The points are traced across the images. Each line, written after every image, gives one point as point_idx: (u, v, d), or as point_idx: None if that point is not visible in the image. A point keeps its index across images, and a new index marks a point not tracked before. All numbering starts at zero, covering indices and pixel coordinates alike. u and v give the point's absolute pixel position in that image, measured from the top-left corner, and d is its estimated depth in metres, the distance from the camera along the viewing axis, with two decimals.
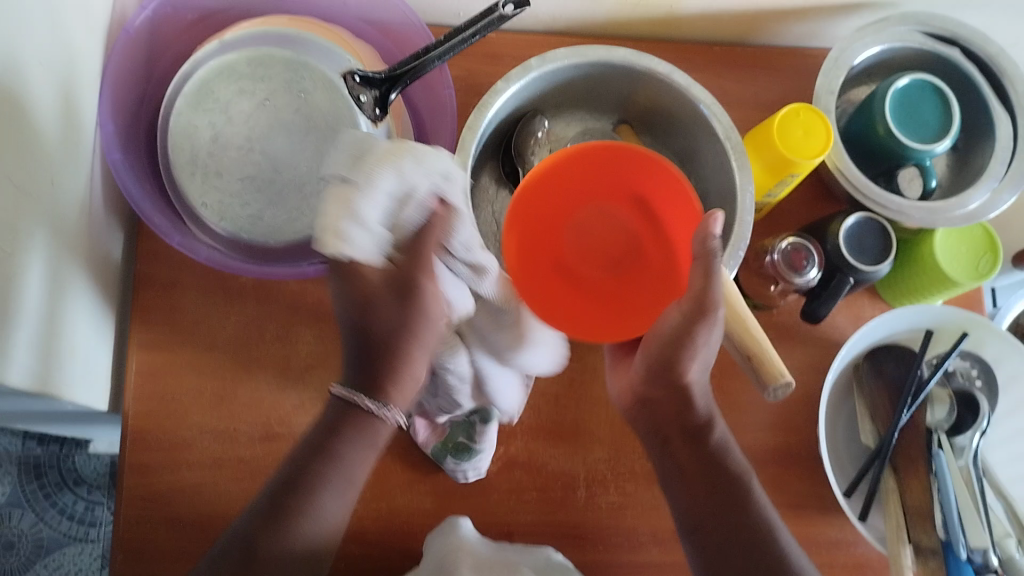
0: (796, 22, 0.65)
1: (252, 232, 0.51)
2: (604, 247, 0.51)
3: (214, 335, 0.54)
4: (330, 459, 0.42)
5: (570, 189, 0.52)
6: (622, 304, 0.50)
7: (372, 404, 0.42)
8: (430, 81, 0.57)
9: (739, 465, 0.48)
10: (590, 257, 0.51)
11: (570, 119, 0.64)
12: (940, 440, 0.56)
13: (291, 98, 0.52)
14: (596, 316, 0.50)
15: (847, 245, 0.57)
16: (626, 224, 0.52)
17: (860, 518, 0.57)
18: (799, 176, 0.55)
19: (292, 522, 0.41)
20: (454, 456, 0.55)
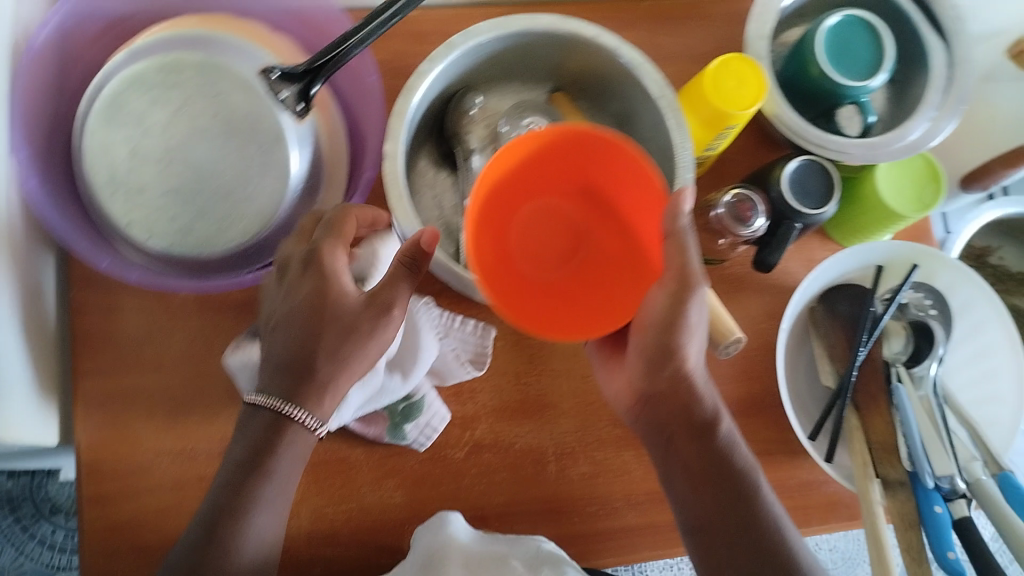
0: None
1: (184, 246, 0.49)
2: (543, 249, 0.50)
3: (161, 357, 0.54)
4: (264, 474, 0.45)
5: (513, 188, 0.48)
6: (583, 295, 0.48)
7: (297, 414, 0.45)
8: (354, 69, 0.55)
9: (744, 464, 0.49)
10: (534, 259, 0.49)
11: (506, 92, 0.63)
12: (898, 372, 0.57)
13: (207, 103, 0.50)
14: (583, 317, 0.46)
15: (790, 189, 0.57)
16: (575, 216, 0.50)
17: (826, 458, 0.57)
18: (737, 127, 0.55)
19: (231, 535, 0.44)
20: (406, 421, 0.55)
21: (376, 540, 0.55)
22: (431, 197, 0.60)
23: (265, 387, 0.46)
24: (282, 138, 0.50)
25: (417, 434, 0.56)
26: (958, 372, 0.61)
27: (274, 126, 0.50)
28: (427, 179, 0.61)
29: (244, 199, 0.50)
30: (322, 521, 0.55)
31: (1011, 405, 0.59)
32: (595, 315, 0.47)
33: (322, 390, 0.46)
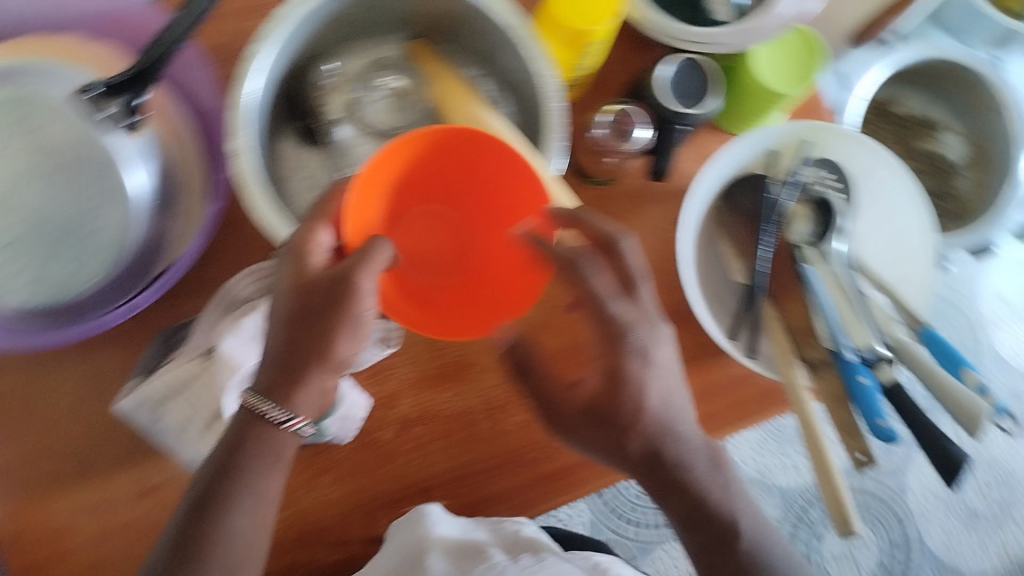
0: None
1: (38, 296, 0.46)
2: (436, 254, 0.54)
3: (52, 409, 0.51)
4: (235, 478, 0.44)
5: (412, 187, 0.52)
6: (472, 292, 0.53)
7: (272, 415, 0.44)
8: (180, 67, 0.51)
9: (680, 446, 0.49)
10: (428, 264, 0.54)
11: (356, 51, 0.58)
12: (806, 252, 0.56)
13: (26, 142, 0.47)
14: (475, 312, 0.51)
15: (666, 93, 0.54)
16: (453, 213, 0.54)
17: (750, 355, 0.55)
18: (598, 44, 0.51)
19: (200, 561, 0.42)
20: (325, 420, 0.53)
21: (324, 540, 0.55)
22: (299, 181, 0.55)
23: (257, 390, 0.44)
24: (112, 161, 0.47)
25: (338, 427, 0.54)
26: (870, 235, 0.59)
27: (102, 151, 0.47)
28: (291, 163, 0.55)
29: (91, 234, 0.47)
30: None
31: (920, 262, 0.58)
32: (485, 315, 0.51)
33: (294, 384, 0.44)
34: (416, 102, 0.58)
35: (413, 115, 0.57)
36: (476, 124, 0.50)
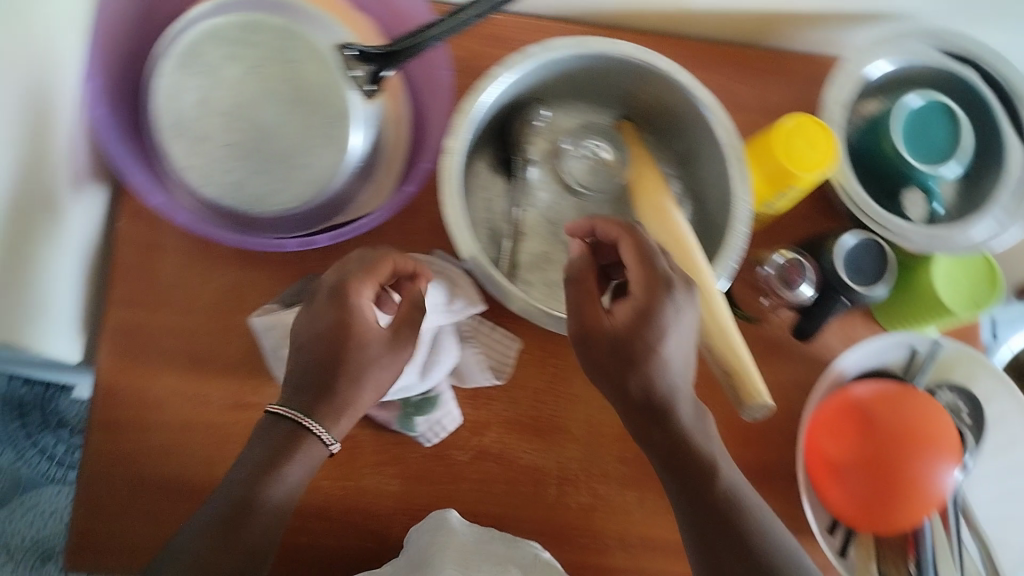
0: (812, 27, 0.60)
1: (235, 199, 0.50)
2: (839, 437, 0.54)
3: (191, 300, 0.55)
4: (274, 477, 0.44)
5: (875, 420, 0.54)
6: (830, 485, 0.54)
7: (316, 428, 0.45)
8: (427, 57, 0.54)
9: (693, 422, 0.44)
10: (836, 440, 0.54)
11: (573, 110, 0.60)
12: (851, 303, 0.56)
13: (280, 68, 0.49)
14: (855, 494, 0.53)
15: (845, 266, 0.55)
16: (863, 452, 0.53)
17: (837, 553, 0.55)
18: (799, 190, 0.52)
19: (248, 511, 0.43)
20: (417, 414, 0.56)
21: (361, 521, 0.57)
22: (483, 202, 0.58)
23: (295, 402, 0.46)
24: (346, 116, 0.50)
25: (426, 429, 0.57)
26: (985, 484, 0.58)
27: (340, 104, 0.50)
28: (480, 181, 0.59)
29: (302, 167, 0.50)
30: (316, 493, 0.56)
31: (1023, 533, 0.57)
32: (859, 504, 0.53)
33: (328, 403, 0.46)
34: (614, 174, 0.60)
35: (607, 183, 0.60)
36: (662, 216, 0.53)
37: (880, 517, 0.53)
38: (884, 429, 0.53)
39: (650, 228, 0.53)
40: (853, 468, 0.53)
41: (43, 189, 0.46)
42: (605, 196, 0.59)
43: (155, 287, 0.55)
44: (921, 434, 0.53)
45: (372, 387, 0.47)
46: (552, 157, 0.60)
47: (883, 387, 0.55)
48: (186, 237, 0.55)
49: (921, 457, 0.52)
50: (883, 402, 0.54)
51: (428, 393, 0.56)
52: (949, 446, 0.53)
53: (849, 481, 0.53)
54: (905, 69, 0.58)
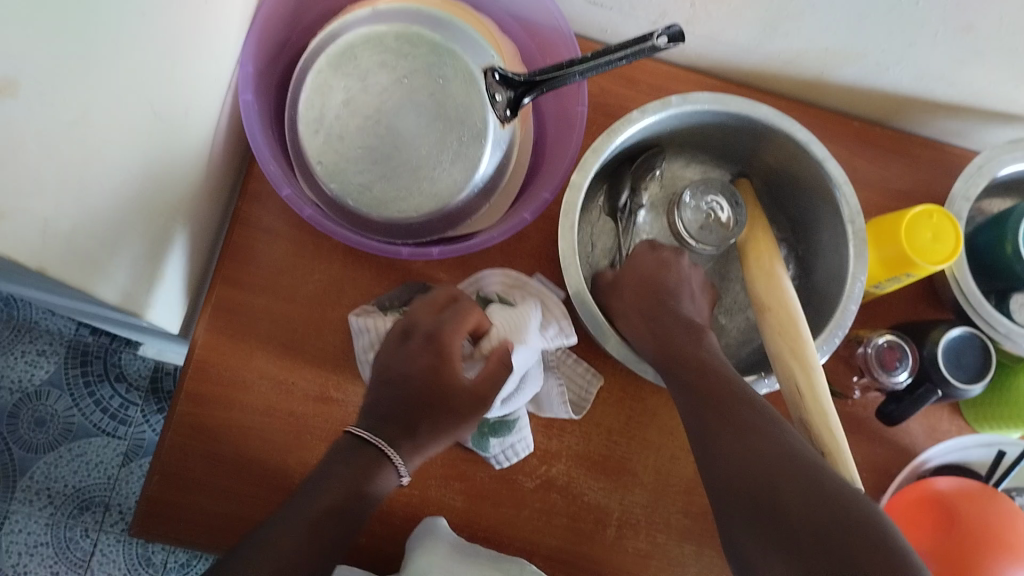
0: (941, 117, 0.62)
1: (359, 200, 0.50)
2: (917, 527, 0.54)
3: (294, 288, 0.55)
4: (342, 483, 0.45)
5: (956, 516, 0.53)
6: None
7: (392, 450, 0.47)
8: (565, 95, 0.54)
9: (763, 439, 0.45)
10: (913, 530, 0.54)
11: (698, 163, 0.63)
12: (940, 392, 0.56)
13: (429, 81, 0.51)
14: None
15: (944, 354, 0.55)
16: (942, 546, 0.53)
17: None
18: (915, 276, 0.53)
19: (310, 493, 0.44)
20: (494, 436, 0.54)
21: None
22: (589, 234, 0.60)
23: (371, 425, 0.48)
24: (481, 137, 0.52)
25: (499, 451, 0.55)
26: None
27: (480, 125, 0.52)
28: (591, 215, 0.60)
29: (429, 178, 0.51)
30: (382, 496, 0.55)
31: None
32: None
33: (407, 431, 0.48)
34: (727, 236, 0.59)
35: (716, 242, 0.59)
36: (771, 280, 0.53)
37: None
38: (965, 525, 0.53)
39: (757, 289, 0.53)
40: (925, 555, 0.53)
41: (188, 161, 0.46)
42: (713, 251, 0.59)
43: (263, 268, 0.55)
44: (1000, 533, 0.52)
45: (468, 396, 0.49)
46: (669, 205, 0.61)
47: (964, 483, 0.55)
48: (299, 229, 0.56)
49: (1001, 560, 0.51)
50: (966, 499, 0.54)
51: (506, 415, 0.54)
52: None
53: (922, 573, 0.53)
54: None
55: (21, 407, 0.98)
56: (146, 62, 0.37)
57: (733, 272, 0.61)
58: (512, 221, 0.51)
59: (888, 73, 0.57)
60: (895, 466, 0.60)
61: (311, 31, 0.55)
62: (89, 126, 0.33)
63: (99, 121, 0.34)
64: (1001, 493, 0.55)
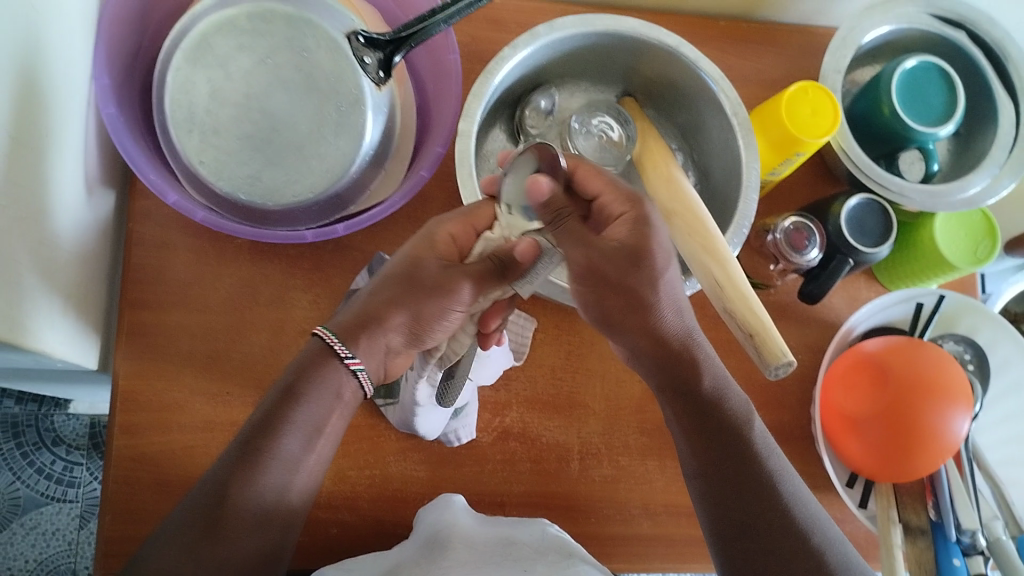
0: (800, 1, 0.64)
1: (251, 192, 0.49)
2: (853, 389, 0.57)
3: (208, 297, 0.54)
4: (289, 416, 0.42)
5: (886, 371, 0.56)
6: (847, 436, 0.57)
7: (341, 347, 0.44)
8: (434, 45, 0.54)
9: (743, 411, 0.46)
10: (850, 392, 0.57)
11: (577, 90, 0.63)
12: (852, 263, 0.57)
13: (292, 56, 0.50)
14: (871, 445, 0.55)
15: (847, 226, 0.56)
16: (878, 404, 0.55)
17: (860, 505, 0.59)
18: (805, 155, 0.54)
19: (254, 467, 0.40)
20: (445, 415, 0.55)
21: (390, 509, 0.55)
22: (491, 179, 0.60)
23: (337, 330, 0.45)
24: (361, 103, 0.51)
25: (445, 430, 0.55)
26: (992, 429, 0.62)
27: (355, 91, 0.51)
28: (490, 162, 0.61)
29: (316, 155, 0.50)
30: (344, 483, 0.55)
31: None
32: (877, 457, 0.55)
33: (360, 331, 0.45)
34: (622, 153, 0.60)
35: (615, 160, 0.59)
36: (672, 184, 0.54)
37: (896, 467, 0.54)
38: (895, 378, 0.55)
39: (659, 194, 0.54)
40: (869, 421, 0.55)
41: (59, 190, 0.45)
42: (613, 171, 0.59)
43: (170, 284, 0.54)
44: (934, 382, 0.54)
45: (681, 333, 0.44)
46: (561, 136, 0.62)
47: (893, 339, 0.57)
48: (200, 237, 0.55)
49: (932, 409, 0.53)
50: (893, 353, 0.56)
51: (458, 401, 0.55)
52: (963, 393, 0.54)
53: (862, 433, 0.56)
54: (896, 33, 0.62)
55: None
56: None
57: None
58: (421, 163, 0.52)
59: None
60: (827, 342, 0.62)
61: (164, 36, 0.53)
62: None
63: None
64: (930, 341, 0.56)
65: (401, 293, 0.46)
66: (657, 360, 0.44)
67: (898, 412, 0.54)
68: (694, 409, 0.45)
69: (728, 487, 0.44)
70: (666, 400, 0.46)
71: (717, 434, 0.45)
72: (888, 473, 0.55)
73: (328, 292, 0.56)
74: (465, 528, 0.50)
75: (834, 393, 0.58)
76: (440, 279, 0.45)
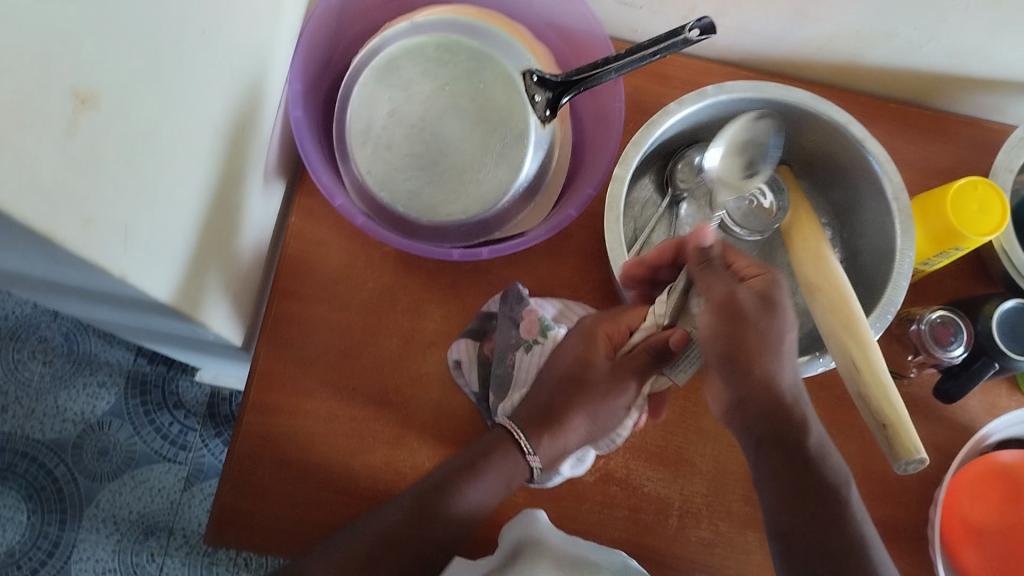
0: (976, 93, 0.62)
1: (409, 207, 0.52)
2: (982, 498, 0.54)
3: (349, 297, 0.57)
4: (475, 471, 0.51)
5: (1020, 487, 0.54)
6: (964, 546, 0.54)
7: (524, 442, 0.52)
8: (601, 91, 0.56)
9: (838, 475, 0.45)
10: (977, 501, 0.54)
11: None
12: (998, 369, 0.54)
13: (469, 88, 0.54)
14: (994, 561, 0.52)
15: (999, 329, 0.54)
16: (1005, 519, 0.53)
17: None
18: (964, 250, 0.53)
19: (448, 494, 0.51)
20: None
21: (485, 530, 0.56)
22: (633, 227, 0.61)
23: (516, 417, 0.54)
24: (524, 137, 0.53)
25: None
26: None
27: (521, 125, 0.54)
28: (635, 210, 0.62)
29: (475, 181, 0.53)
30: None
31: None
32: (997, 575, 0.52)
33: (544, 426, 0.53)
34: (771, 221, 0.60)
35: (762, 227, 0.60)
36: (821, 261, 0.53)
37: None
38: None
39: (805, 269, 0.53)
40: (993, 535, 0.53)
41: (246, 178, 0.49)
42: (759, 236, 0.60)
43: (317, 278, 0.57)
44: None
45: (790, 387, 0.45)
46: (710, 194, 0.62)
47: None
48: (352, 240, 0.58)
49: None
50: None
51: None
52: None
53: (985, 547, 0.53)
54: None
55: (84, 438, 1.01)
56: (205, 75, 0.40)
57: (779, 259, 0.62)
58: (573, 201, 0.54)
59: (920, 54, 0.58)
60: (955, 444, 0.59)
61: (352, 50, 0.57)
62: (156, 138, 0.36)
63: (163, 131, 0.36)
64: None
65: (580, 395, 0.54)
66: (765, 414, 0.45)
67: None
68: (792, 466, 0.45)
69: (830, 557, 0.44)
70: (762, 456, 0.46)
71: (813, 494, 0.45)
72: None
73: (460, 310, 0.58)
74: (552, 550, 0.52)
75: (958, 498, 0.55)
76: (609, 381, 0.53)
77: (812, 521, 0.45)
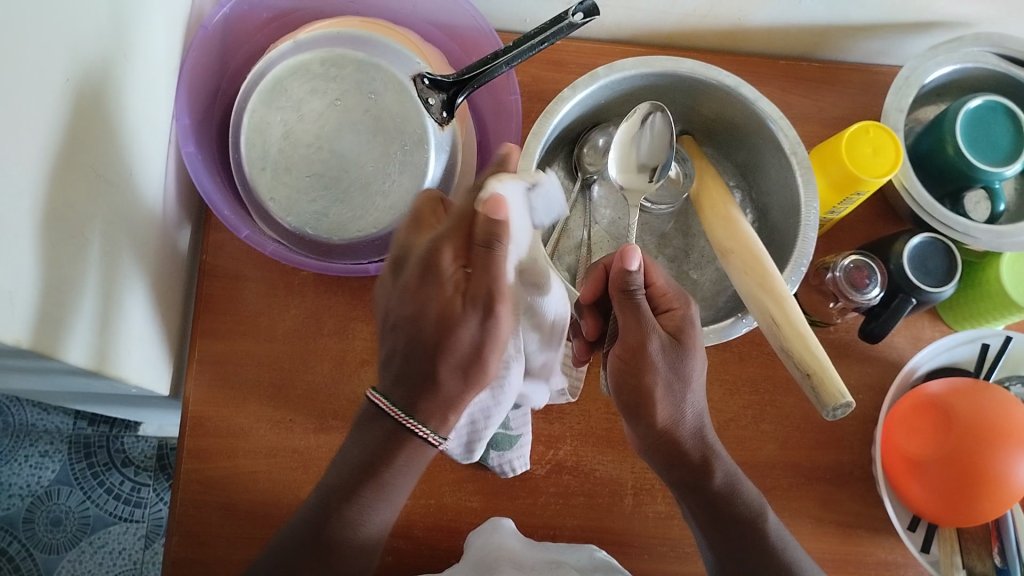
0: (862, 40, 0.64)
1: (318, 228, 0.52)
2: (916, 432, 0.55)
3: (273, 328, 0.56)
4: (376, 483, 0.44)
5: (947, 413, 0.54)
6: (911, 480, 0.55)
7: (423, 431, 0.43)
8: (496, 86, 0.56)
9: (755, 508, 0.49)
10: (912, 434, 0.55)
11: None
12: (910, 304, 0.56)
13: (361, 99, 0.53)
14: (934, 489, 0.53)
15: (910, 265, 0.56)
16: (940, 446, 0.54)
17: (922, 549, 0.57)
18: (866, 194, 0.54)
19: (351, 516, 0.44)
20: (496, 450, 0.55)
21: (444, 540, 0.56)
22: None
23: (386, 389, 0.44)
24: (424, 142, 0.53)
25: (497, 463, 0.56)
26: None
27: (419, 131, 0.53)
28: None
29: (380, 193, 0.53)
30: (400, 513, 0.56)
31: None
32: (942, 501, 0.53)
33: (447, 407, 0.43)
34: (679, 191, 0.61)
35: (673, 198, 0.60)
36: (730, 223, 0.54)
37: (957, 510, 0.53)
38: (957, 422, 0.54)
39: (717, 234, 0.54)
40: (929, 463, 0.54)
41: (142, 223, 0.47)
42: (670, 208, 0.60)
43: (239, 313, 0.56)
44: (995, 423, 0.53)
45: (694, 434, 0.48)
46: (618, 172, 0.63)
47: (955, 380, 0.56)
48: (269, 269, 0.57)
49: (995, 452, 0.52)
50: (953, 396, 0.55)
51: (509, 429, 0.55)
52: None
53: (925, 477, 0.54)
54: (961, 71, 0.61)
55: (33, 511, 0.98)
56: (81, 127, 0.39)
57: (694, 225, 0.63)
58: None
59: (801, 9, 0.59)
60: (887, 382, 0.61)
61: (241, 77, 0.56)
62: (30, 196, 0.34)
63: (43, 190, 0.35)
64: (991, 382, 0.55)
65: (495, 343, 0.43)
66: (670, 461, 0.49)
67: (960, 455, 0.53)
68: (704, 505, 0.48)
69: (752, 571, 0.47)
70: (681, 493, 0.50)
71: (728, 525, 0.48)
72: (951, 516, 0.53)
73: None
74: (512, 551, 0.52)
75: (897, 437, 0.56)
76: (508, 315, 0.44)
77: (734, 546, 0.48)
